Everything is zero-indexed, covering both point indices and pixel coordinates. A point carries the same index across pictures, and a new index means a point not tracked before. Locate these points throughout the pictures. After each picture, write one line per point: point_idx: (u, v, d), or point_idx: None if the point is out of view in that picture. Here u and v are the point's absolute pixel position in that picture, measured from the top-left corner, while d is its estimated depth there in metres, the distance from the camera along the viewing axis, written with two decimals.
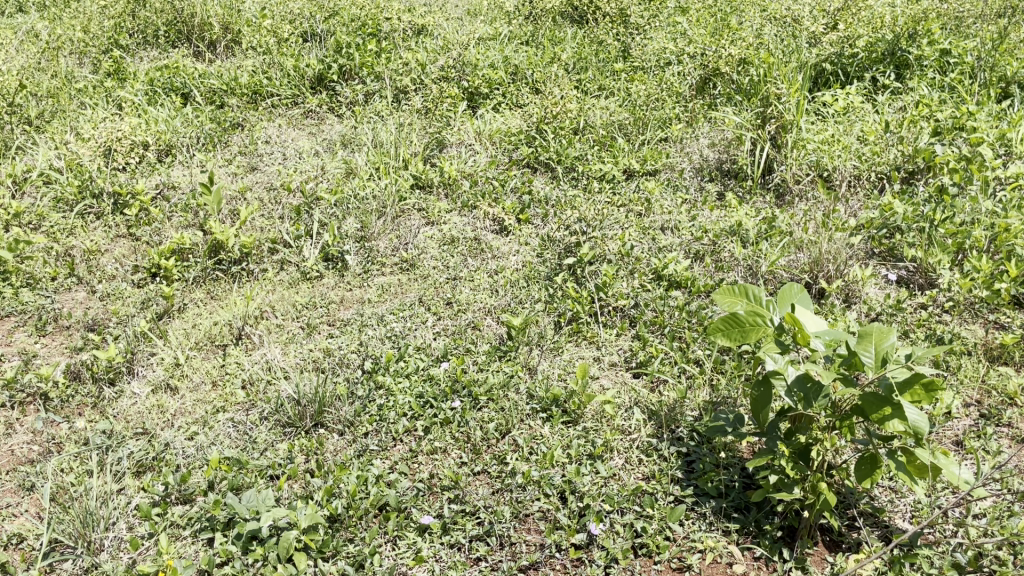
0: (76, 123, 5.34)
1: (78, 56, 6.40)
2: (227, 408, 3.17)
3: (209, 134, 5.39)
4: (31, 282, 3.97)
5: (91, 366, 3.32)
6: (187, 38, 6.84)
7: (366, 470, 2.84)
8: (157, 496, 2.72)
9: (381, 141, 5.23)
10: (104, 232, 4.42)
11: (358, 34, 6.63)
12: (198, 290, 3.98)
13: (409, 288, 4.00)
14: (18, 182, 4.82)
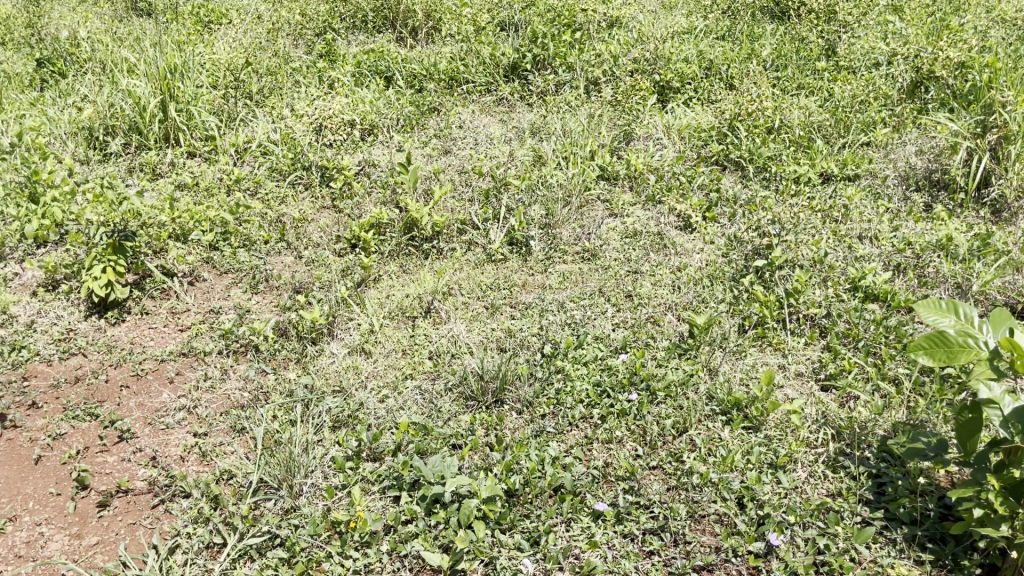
0: (292, 101, 5.74)
1: (294, 36, 6.85)
2: (415, 375, 3.34)
3: (408, 117, 5.65)
4: (247, 243, 4.31)
5: (296, 325, 3.58)
6: (392, 24, 7.19)
7: (544, 449, 2.90)
8: (351, 451, 2.91)
9: (570, 131, 5.28)
10: (311, 203, 4.74)
11: (554, 24, 6.71)
12: (392, 263, 4.20)
13: (591, 277, 4.03)
14: (240, 151, 5.24)
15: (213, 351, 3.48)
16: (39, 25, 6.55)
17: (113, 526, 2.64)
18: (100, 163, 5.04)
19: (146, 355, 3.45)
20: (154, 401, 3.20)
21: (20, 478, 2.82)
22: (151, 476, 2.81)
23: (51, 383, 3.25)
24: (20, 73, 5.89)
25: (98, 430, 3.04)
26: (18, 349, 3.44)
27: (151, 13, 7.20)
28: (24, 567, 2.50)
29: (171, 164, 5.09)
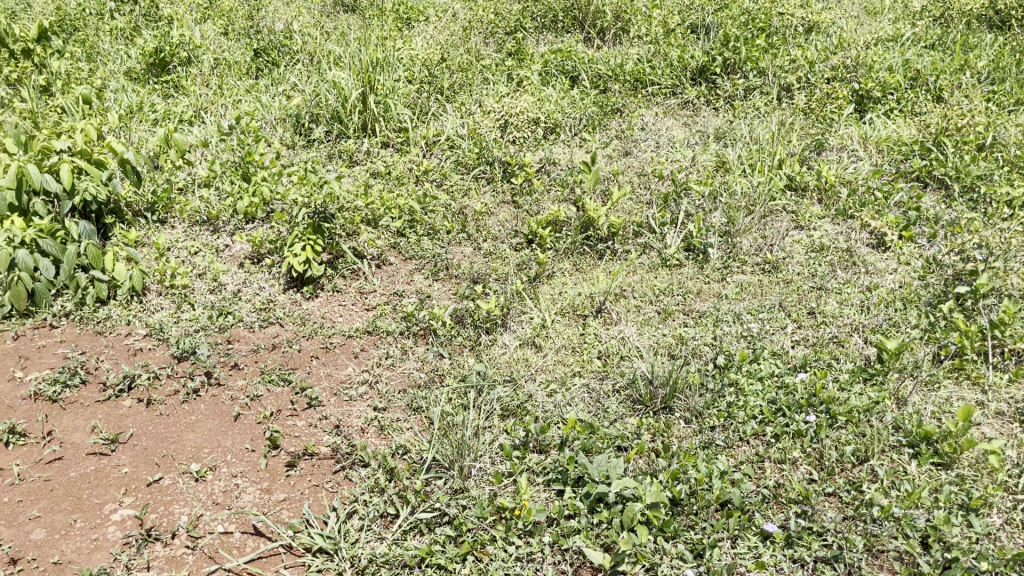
0: (481, 97, 5.90)
1: (487, 35, 7.04)
2: (584, 373, 3.35)
3: (591, 117, 5.67)
4: (431, 232, 4.49)
5: (473, 313, 3.68)
6: (580, 24, 7.24)
7: (712, 461, 2.84)
8: (518, 440, 2.96)
9: (758, 138, 5.12)
10: (492, 198, 4.86)
11: (747, 28, 6.52)
12: (566, 261, 4.23)
13: (770, 291, 3.89)
14: (429, 144, 5.45)
15: (395, 331, 3.66)
16: (257, 18, 7.06)
17: (299, 486, 2.81)
18: (304, 147, 5.40)
19: (335, 330, 3.67)
20: (339, 373, 3.41)
21: (221, 431, 3.05)
22: (334, 443, 2.98)
23: (251, 348, 3.52)
24: (240, 61, 6.40)
25: (289, 395, 3.26)
26: (225, 314, 3.75)
27: (354, 9, 7.59)
28: (221, 514, 2.66)
29: (366, 152, 5.38)
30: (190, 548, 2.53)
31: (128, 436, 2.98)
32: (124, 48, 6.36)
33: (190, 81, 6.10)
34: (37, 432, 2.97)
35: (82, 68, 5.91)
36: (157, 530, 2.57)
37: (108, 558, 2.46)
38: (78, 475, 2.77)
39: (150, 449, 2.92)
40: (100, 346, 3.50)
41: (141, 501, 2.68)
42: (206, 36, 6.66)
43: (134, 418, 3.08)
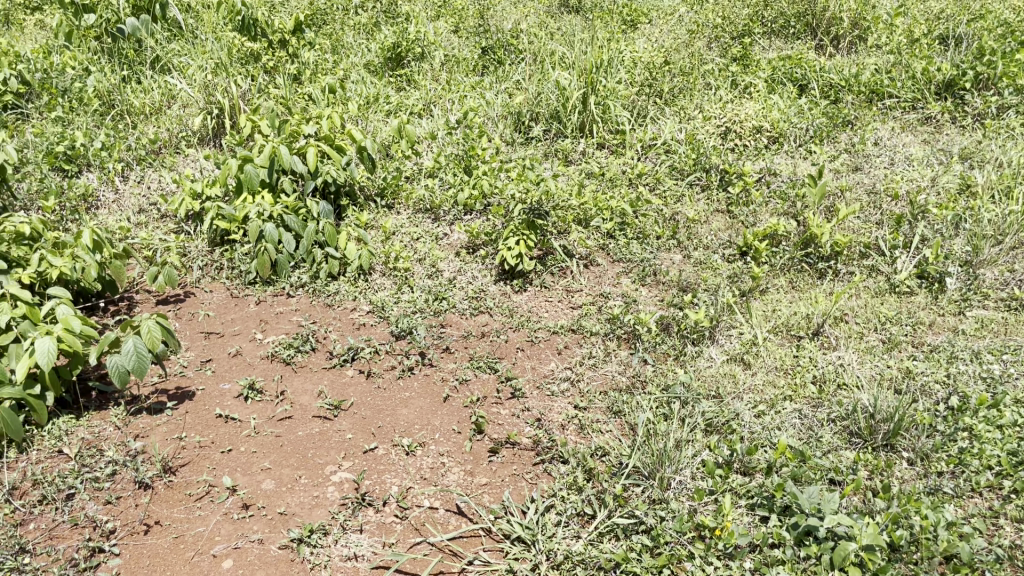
0: (702, 102, 5.77)
1: (713, 39, 6.87)
2: (796, 398, 3.19)
3: (820, 127, 5.38)
4: (641, 235, 4.44)
5: (680, 322, 3.59)
6: (813, 30, 6.89)
7: (939, 509, 2.61)
8: (721, 458, 2.85)
9: (1012, 161, 4.65)
10: (707, 206, 4.73)
11: (1007, 41, 5.94)
12: (782, 277, 4.04)
13: (1016, 331, 3.52)
14: (645, 147, 5.40)
15: (600, 333, 3.66)
16: (487, 17, 7.32)
17: (500, 472, 2.88)
18: (522, 145, 5.52)
19: (541, 325, 3.73)
20: (543, 367, 3.46)
21: (431, 410, 3.19)
22: (536, 435, 3.04)
23: (462, 334, 3.66)
24: (468, 58, 6.65)
25: (495, 383, 3.36)
26: (440, 299, 3.91)
27: (579, 11, 7.68)
28: (428, 489, 2.78)
29: (582, 152, 5.41)
30: (399, 518, 2.66)
31: (349, 404, 3.19)
32: (365, 42, 6.79)
33: (422, 75, 6.43)
34: (272, 390, 3.24)
35: (329, 58, 6.36)
36: (371, 496, 2.73)
37: (327, 515, 2.63)
38: (304, 435, 3.00)
39: (367, 419, 3.11)
40: (328, 318, 3.77)
41: (358, 466, 2.86)
42: (439, 33, 6.97)
43: (355, 388, 3.30)
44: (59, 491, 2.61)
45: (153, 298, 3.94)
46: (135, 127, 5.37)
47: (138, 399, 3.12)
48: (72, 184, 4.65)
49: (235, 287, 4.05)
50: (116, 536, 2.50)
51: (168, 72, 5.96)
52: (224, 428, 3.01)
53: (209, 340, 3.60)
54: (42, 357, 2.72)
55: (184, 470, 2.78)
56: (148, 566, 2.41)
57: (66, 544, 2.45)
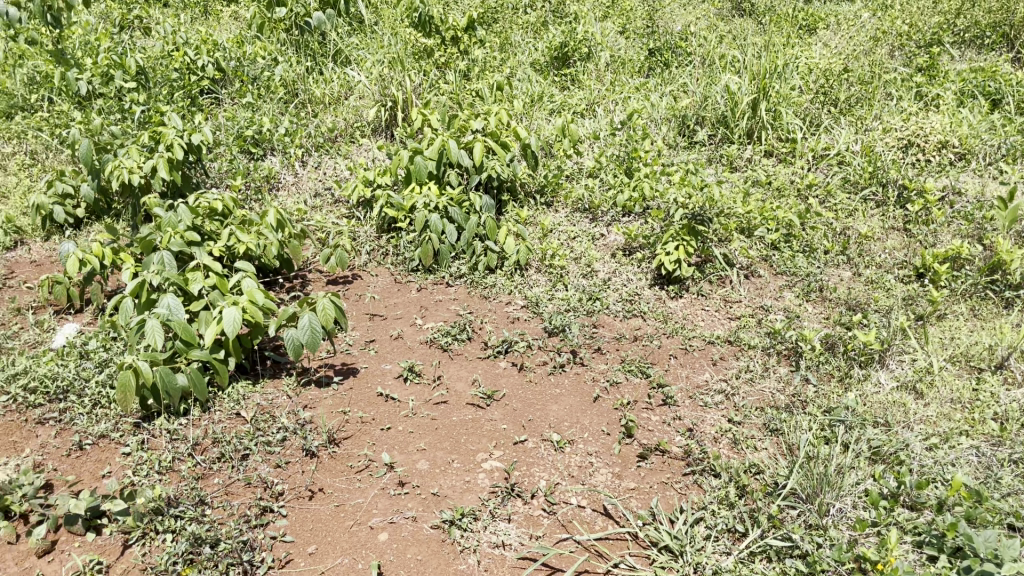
0: (882, 113, 5.47)
1: (897, 47, 6.50)
2: (973, 433, 2.98)
3: (1014, 146, 4.98)
4: (808, 249, 4.27)
5: (847, 343, 3.43)
6: (1011, 42, 6.39)
7: None
8: (887, 489, 2.71)
9: None
10: (881, 222, 4.49)
11: None
12: (962, 304, 3.78)
13: None
14: (817, 157, 5.18)
15: (759, 347, 3.54)
16: (656, 19, 7.24)
17: (648, 479, 2.86)
18: (685, 148, 5.43)
19: (698, 334, 3.66)
20: (697, 377, 3.39)
21: (581, 409, 3.20)
22: (688, 445, 2.98)
23: (615, 336, 3.64)
24: (634, 59, 6.60)
25: (647, 388, 3.32)
26: (595, 300, 3.91)
27: (751, 14, 7.47)
28: (576, 487, 2.79)
29: (748, 159, 5.26)
30: (546, 512, 2.69)
31: (501, 395, 3.25)
32: (533, 41, 6.88)
33: (587, 75, 6.44)
34: (430, 374, 3.35)
35: (498, 56, 6.49)
36: (520, 487, 2.77)
37: (477, 501, 2.69)
38: (458, 421, 3.09)
39: (519, 411, 3.16)
40: (484, 310, 3.85)
41: (508, 457, 2.91)
42: (607, 34, 6.95)
43: (508, 379, 3.36)
44: (236, 450, 2.80)
45: (324, 278, 4.17)
46: (316, 115, 5.69)
47: (308, 372, 3.30)
48: (257, 166, 4.98)
49: (399, 273, 4.22)
50: (284, 498, 2.66)
51: (347, 65, 6.27)
52: (384, 407, 3.14)
53: (373, 321, 3.77)
54: (229, 325, 2.93)
55: (347, 443, 2.92)
56: (311, 529, 2.55)
57: (240, 500, 2.62)
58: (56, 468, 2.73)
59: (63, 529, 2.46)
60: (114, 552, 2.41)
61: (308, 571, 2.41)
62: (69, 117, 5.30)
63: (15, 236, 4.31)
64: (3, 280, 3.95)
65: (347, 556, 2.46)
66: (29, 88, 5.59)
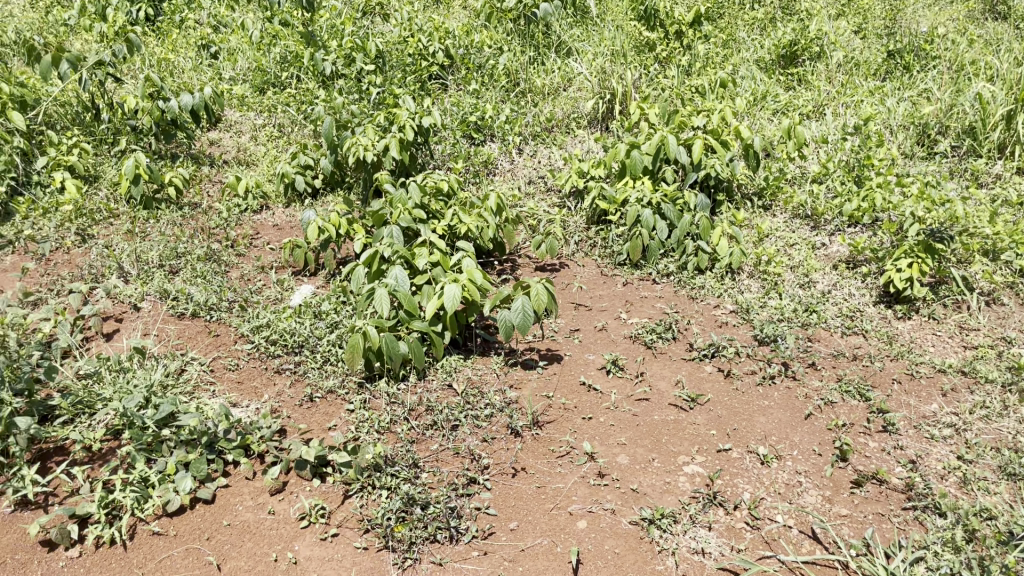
0: None
1: None
2: None
3: None
4: None
5: None
6: None
7: None
8: None
9: None
10: None
11: None
12: None
13: None
14: None
15: (998, 381, 3.23)
16: (897, 19, 6.75)
17: (862, 508, 2.69)
18: (923, 159, 5.03)
19: (926, 360, 3.39)
20: (923, 407, 3.15)
21: (791, 424, 3.06)
22: (909, 479, 2.78)
23: (832, 352, 3.44)
24: (870, 61, 6.19)
25: (865, 412, 3.12)
26: (811, 312, 3.71)
27: (1009, 17, 6.78)
28: (782, 505, 2.68)
29: (997, 175, 4.79)
30: (750, 526, 2.60)
31: (706, 399, 3.17)
32: (759, 38, 6.62)
33: (816, 76, 6.11)
34: (633, 369, 3.32)
35: (721, 52, 6.30)
36: (723, 496, 2.70)
37: (678, 503, 2.65)
38: (660, 420, 3.05)
39: (724, 418, 3.07)
40: (692, 310, 3.77)
41: (711, 463, 2.84)
42: (841, 33, 6.56)
43: (713, 384, 3.27)
44: (447, 421, 2.93)
45: (532, 264, 4.24)
46: (535, 104, 5.78)
47: (515, 354, 3.38)
48: (477, 150, 5.15)
49: (606, 266, 4.21)
50: (489, 472, 2.75)
51: (568, 56, 6.32)
52: (587, 397, 3.16)
53: (579, 311, 3.79)
54: (448, 301, 3.06)
55: (550, 428, 2.97)
56: (513, 507, 2.62)
57: (448, 468, 2.73)
58: (289, 415, 2.98)
59: (292, 473, 2.68)
60: (335, 500, 2.60)
61: (509, 546, 2.47)
62: (313, 96, 5.72)
63: (261, 200, 4.72)
64: (250, 240, 4.35)
65: (547, 538, 2.51)
66: (280, 66, 6.08)
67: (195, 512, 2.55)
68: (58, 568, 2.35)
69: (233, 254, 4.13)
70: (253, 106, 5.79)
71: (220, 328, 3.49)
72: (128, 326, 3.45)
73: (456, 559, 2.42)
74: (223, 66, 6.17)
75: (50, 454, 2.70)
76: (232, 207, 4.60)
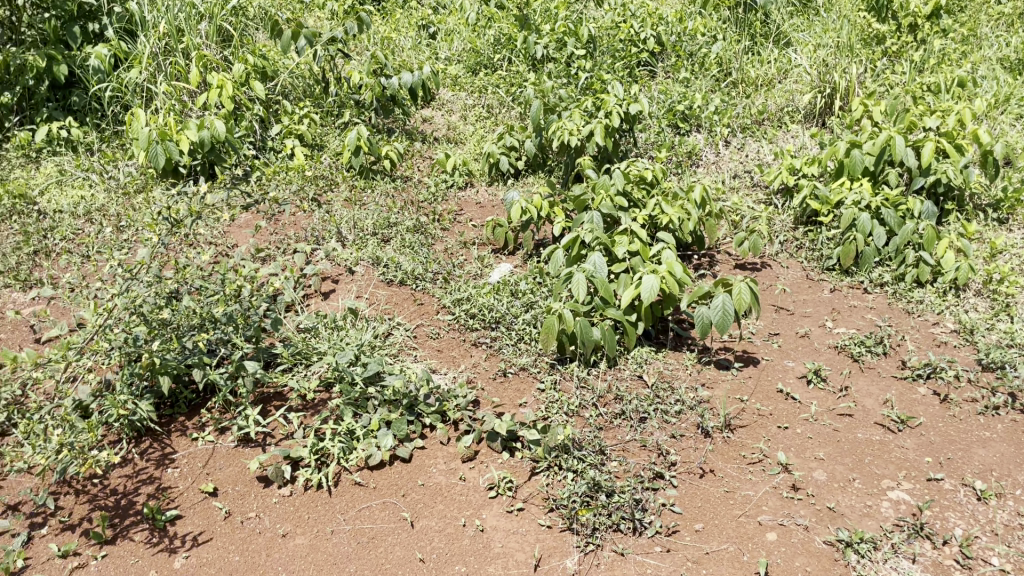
0: None
1: None
2: None
3: None
4: None
5: None
6: None
7: None
8: None
9: None
10: None
11: None
12: None
13: None
14: None
15: None
16: None
17: None
18: None
19: None
20: None
21: (1015, 461, 2.78)
22: None
23: None
24: None
25: None
26: None
27: None
28: (1000, 547, 2.45)
29: None
30: (960, 565, 2.39)
31: (917, 423, 2.94)
32: (1006, 34, 6.01)
33: None
34: (836, 382, 3.15)
35: (961, 48, 5.77)
36: (931, 528, 2.50)
37: (878, 529, 2.49)
38: (863, 438, 2.87)
39: (936, 445, 2.84)
40: (907, 325, 3.50)
41: (919, 492, 2.64)
42: None
43: (927, 408, 3.03)
44: (636, 412, 2.90)
45: (732, 260, 4.08)
46: (748, 95, 5.54)
47: (709, 351, 3.29)
48: (683, 140, 5.03)
49: (812, 269, 3.99)
50: (676, 469, 2.70)
51: (787, 46, 6.03)
52: (783, 405, 3.03)
53: (779, 314, 3.63)
54: (646, 292, 3.02)
55: (742, 432, 2.88)
56: (700, 507, 2.56)
57: (635, 460, 2.72)
58: (483, 387, 3.08)
59: (483, 444, 2.77)
60: (523, 475, 2.66)
61: (693, 547, 2.43)
62: (523, 78, 5.82)
63: (466, 178, 4.86)
64: (455, 215, 4.50)
65: (732, 545, 2.44)
66: (494, 48, 6.21)
67: (393, 469, 2.70)
68: (272, 504, 2.57)
69: (438, 227, 4.30)
70: (465, 85, 5.95)
71: (424, 297, 3.65)
72: (344, 287, 3.70)
73: (639, 552, 2.41)
74: (440, 46, 6.39)
75: (271, 398, 2.96)
76: (439, 183, 4.78)
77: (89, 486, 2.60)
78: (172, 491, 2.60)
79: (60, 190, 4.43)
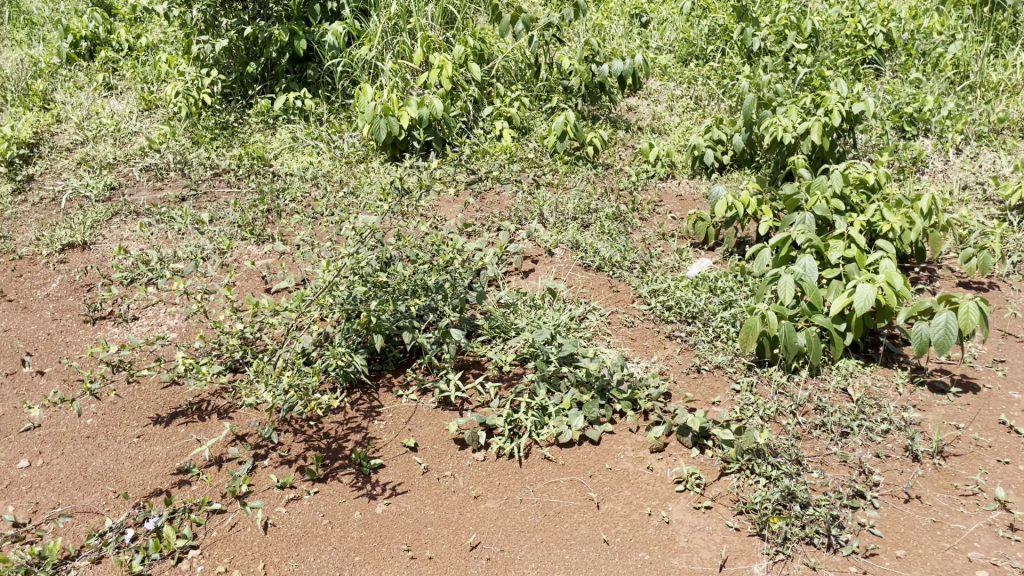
0: None
1: None
2: None
3: None
4: None
5: None
6: None
7: None
8: None
9: None
10: None
11: None
12: None
13: None
14: None
15: None
16: None
17: None
18: None
19: None
20: None
21: None
22: None
23: None
24: None
25: None
26: None
27: None
28: None
29: None
30: None
31: None
32: None
33: None
34: None
35: None
36: None
37: None
38: None
39: None
40: None
41: None
42: None
43: None
44: (838, 425, 2.78)
45: (955, 277, 3.79)
46: (986, 101, 5.08)
47: (924, 371, 3.09)
48: (907, 145, 4.70)
49: None
50: (879, 490, 2.57)
51: None
52: (1005, 438, 2.79)
53: (1006, 340, 3.33)
54: (859, 300, 2.87)
55: (955, 461, 2.69)
56: (902, 533, 2.43)
57: (834, 474, 2.61)
58: (676, 380, 3.05)
59: (673, 437, 2.76)
60: (713, 473, 2.62)
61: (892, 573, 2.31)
62: (736, 71, 5.66)
63: (669, 170, 4.80)
64: (654, 206, 4.47)
65: None
66: (708, 39, 6.07)
67: (581, 450, 2.75)
68: (466, 466, 2.69)
69: (638, 217, 4.29)
70: (674, 76, 5.86)
71: (620, 285, 3.67)
72: (543, 268, 3.78)
73: (832, 569, 2.32)
74: (652, 35, 6.31)
75: (469, 366, 3.10)
76: (641, 173, 4.75)
77: (305, 427, 2.85)
78: (377, 442, 2.79)
79: (291, 155, 4.81)
